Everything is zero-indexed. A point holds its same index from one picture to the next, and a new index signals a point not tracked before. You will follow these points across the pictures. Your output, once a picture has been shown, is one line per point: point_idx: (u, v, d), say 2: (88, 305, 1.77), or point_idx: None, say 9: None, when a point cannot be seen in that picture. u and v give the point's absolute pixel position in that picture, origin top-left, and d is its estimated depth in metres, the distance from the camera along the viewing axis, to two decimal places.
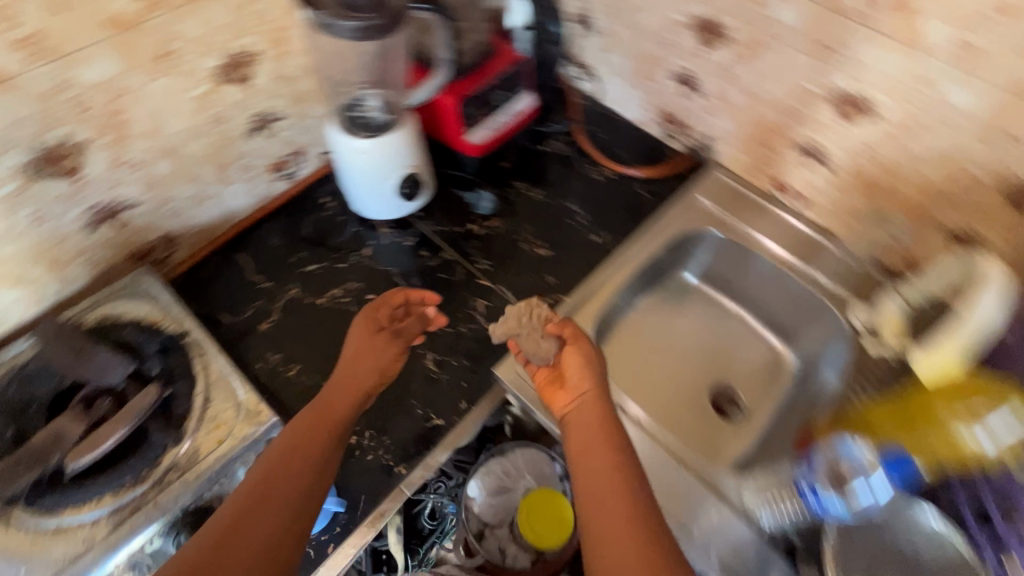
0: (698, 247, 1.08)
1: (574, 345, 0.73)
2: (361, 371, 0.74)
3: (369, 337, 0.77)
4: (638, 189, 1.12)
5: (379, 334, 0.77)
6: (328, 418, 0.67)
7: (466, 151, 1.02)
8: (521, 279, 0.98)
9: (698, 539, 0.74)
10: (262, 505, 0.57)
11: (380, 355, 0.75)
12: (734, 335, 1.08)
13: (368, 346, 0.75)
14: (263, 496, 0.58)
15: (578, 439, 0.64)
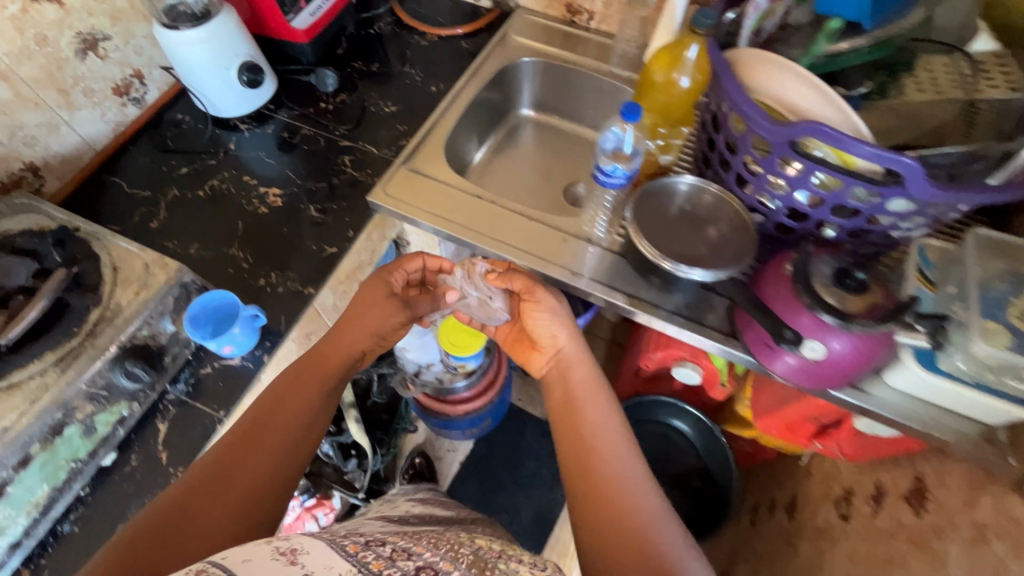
0: (521, 78, 1.27)
1: (531, 298, 0.86)
2: (346, 324, 0.84)
3: (367, 299, 0.86)
4: (462, 46, 1.27)
5: (379, 298, 0.87)
6: (310, 380, 0.78)
7: (297, 38, 1.13)
8: (378, 133, 1.13)
9: (565, 261, 0.94)
10: (266, 447, 0.70)
11: (376, 315, 0.85)
12: (572, 146, 1.30)
13: (363, 303, 0.85)
14: (261, 436, 0.70)
15: (557, 391, 0.80)
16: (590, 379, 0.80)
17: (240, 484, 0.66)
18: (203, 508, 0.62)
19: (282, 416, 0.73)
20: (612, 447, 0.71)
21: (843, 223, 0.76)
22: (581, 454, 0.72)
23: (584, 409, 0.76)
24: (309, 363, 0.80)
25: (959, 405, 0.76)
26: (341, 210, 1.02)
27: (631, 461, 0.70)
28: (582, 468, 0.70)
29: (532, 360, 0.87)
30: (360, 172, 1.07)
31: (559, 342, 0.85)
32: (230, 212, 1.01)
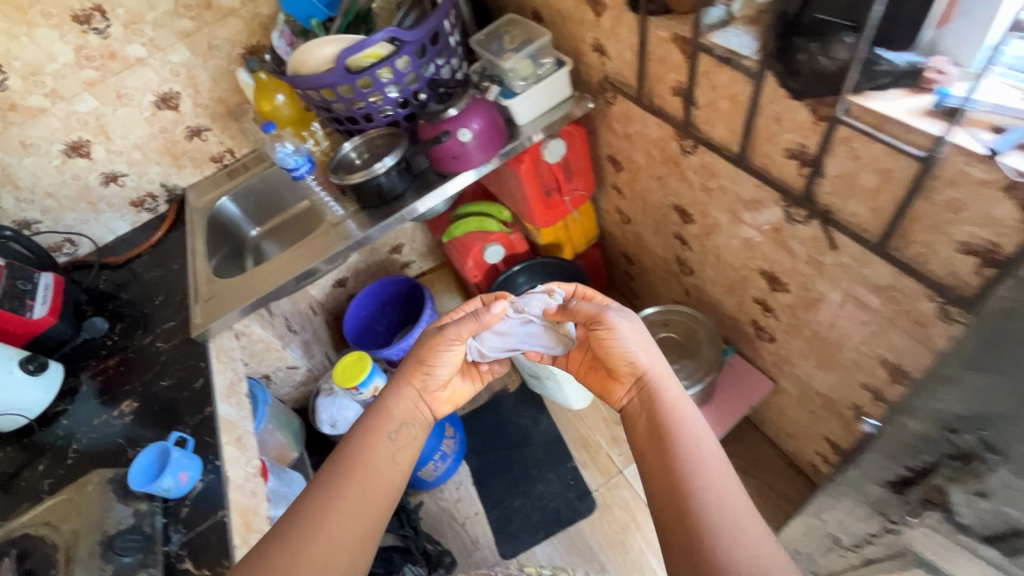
0: (229, 215, 1.61)
1: (603, 331, 0.88)
2: (413, 377, 0.93)
3: (425, 356, 0.92)
4: (171, 236, 1.57)
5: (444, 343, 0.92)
6: (380, 434, 0.87)
7: (47, 325, 1.26)
8: (164, 315, 1.35)
9: (339, 240, 1.28)
10: (352, 486, 0.80)
11: (427, 355, 0.92)
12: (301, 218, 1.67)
13: (428, 354, 0.92)
14: (343, 478, 0.81)
15: (643, 422, 0.83)
16: (670, 397, 0.83)
17: (330, 511, 0.77)
18: (303, 537, 0.74)
19: (362, 462, 0.83)
20: (711, 471, 0.73)
21: (420, 84, 1.24)
22: (672, 470, 0.75)
23: (688, 436, 0.78)
24: (387, 413, 0.90)
25: (548, 100, 1.29)
26: (185, 363, 1.20)
27: (724, 477, 0.73)
28: (677, 489, 0.73)
29: (613, 390, 0.91)
30: (175, 338, 1.27)
31: (639, 373, 0.86)
32: (105, 444, 1.12)
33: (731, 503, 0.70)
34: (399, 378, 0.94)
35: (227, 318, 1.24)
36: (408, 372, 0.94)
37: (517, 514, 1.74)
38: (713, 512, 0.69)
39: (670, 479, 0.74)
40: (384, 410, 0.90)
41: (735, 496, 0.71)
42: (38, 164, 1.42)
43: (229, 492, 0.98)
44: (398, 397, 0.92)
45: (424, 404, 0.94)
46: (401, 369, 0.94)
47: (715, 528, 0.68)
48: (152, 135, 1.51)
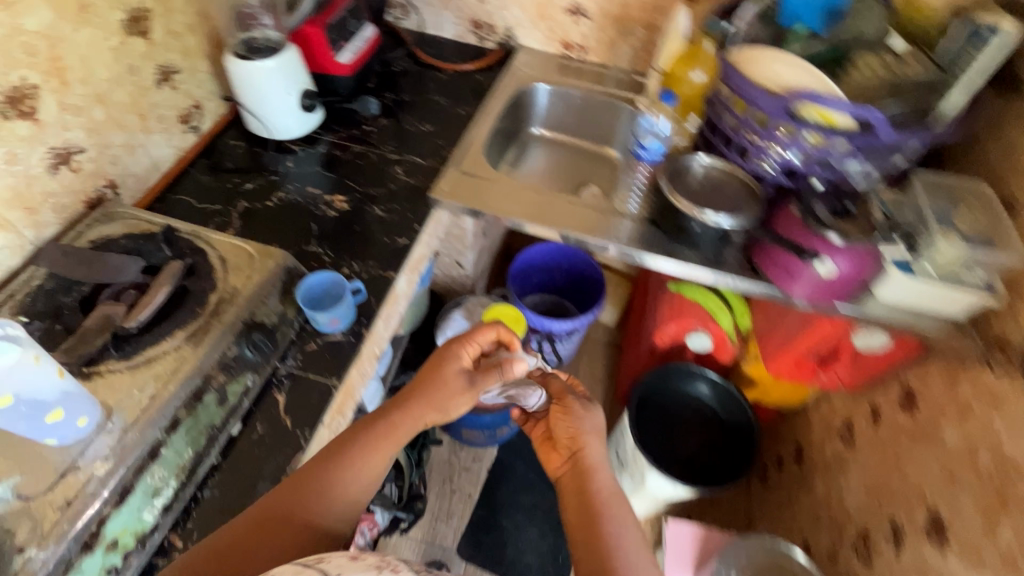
0: (532, 102, 1.48)
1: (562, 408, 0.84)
2: (412, 416, 0.77)
3: (447, 377, 0.79)
4: (477, 78, 1.48)
5: (457, 378, 0.79)
6: (379, 449, 0.75)
7: (337, 74, 1.28)
8: (420, 146, 1.28)
9: (610, 232, 1.13)
10: (338, 490, 0.71)
11: (442, 401, 0.78)
12: (576, 156, 1.52)
13: (447, 389, 0.78)
14: (327, 482, 0.71)
15: (575, 504, 0.76)
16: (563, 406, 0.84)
17: (297, 516, 0.69)
18: (270, 531, 0.67)
19: (345, 466, 0.73)
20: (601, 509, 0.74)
21: (825, 173, 1.00)
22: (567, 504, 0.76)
23: (575, 456, 0.80)
24: (393, 429, 0.76)
25: (927, 301, 0.97)
26: (403, 208, 1.15)
27: (591, 496, 0.75)
28: (582, 526, 0.73)
29: (551, 460, 0.84)
30: (417, 176, 1.21)
31: (578, 442, 0.81)
32: (300, 218, 1.11)
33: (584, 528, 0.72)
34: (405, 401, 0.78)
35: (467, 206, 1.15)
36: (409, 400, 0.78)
37: (497, 532, 1.67)
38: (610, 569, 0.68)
39: (579, 520, 0.74)
40: (387, 427, 0.76)
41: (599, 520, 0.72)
42: None
43: (352, 365, 0.91)
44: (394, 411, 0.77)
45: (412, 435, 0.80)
46: (415, 395, 0.78)
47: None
48: None
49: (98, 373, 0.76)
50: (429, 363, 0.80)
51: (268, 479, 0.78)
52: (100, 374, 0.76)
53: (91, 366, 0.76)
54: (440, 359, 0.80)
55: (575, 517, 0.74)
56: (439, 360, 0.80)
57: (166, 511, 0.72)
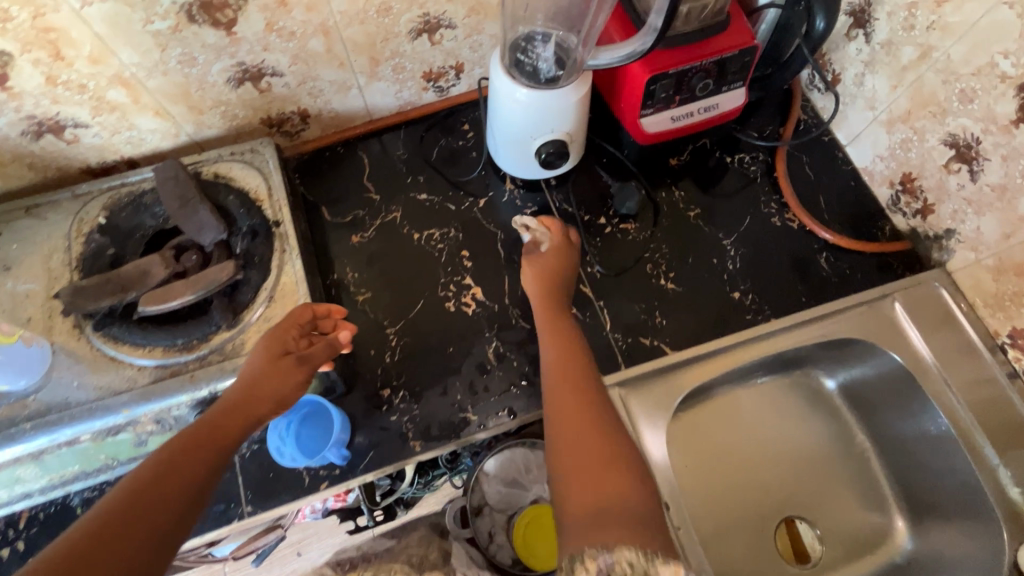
0: (859, 359, 0.84)
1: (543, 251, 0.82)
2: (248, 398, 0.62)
3: (268, 357, 0.65)
4: (819, 261, 0.88)
5: (282, 358, 0.65)
6: (220, 434, 0.59)
7: (634, 136, 0.86)
8: (631, 302, 0.84)
9: None
10: (200, 455, 0.56)
11: (277, 382, 0.63)
12: (843, 475, 0.87)
13: (265, 369, 0.64)
14: (172, 472, 0.53)
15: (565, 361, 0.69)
16: (547, 278, 0.79)
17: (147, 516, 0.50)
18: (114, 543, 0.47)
19: (190, 451, 0.56)
20: (592, 433, 0.62)
21: None
22: (565, 436, 0.62)
23: (570, 413, 0.64)
24: (231, 409, 0.61)
25: None
26: (517, 373, 0.79)
27: (593, 428, 0.62)
28: (581, 459, 0.60)
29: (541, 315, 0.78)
30: (580, 345, 0.81)
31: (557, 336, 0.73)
32: (420, 281, 0.85)
33: (590, 474, 0.58)
34: (243, 377, 0.64)
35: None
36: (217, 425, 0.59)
37: None
38: (634, 485, 0.57)
39: (575, 459, 0.60)
40: (232, 403, 0.61)
41: (611, 468, 0.58)
42: (989, 28, 0.67)
43: (276, 510, 0.73)
44: (230, 391, 0.62)
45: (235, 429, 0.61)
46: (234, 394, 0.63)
47: (634, 513, 0.54)
48: None
49: (80, 330, 0.69)
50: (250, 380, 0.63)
51: None
52: (81, 332, 0.69)
53: (81, 319, 0.70)
54: (267, 345, 0.66)
55: (575, 459, 0.60)
56: (264, 351, 0.65)
57: (22, 498, 0.68)
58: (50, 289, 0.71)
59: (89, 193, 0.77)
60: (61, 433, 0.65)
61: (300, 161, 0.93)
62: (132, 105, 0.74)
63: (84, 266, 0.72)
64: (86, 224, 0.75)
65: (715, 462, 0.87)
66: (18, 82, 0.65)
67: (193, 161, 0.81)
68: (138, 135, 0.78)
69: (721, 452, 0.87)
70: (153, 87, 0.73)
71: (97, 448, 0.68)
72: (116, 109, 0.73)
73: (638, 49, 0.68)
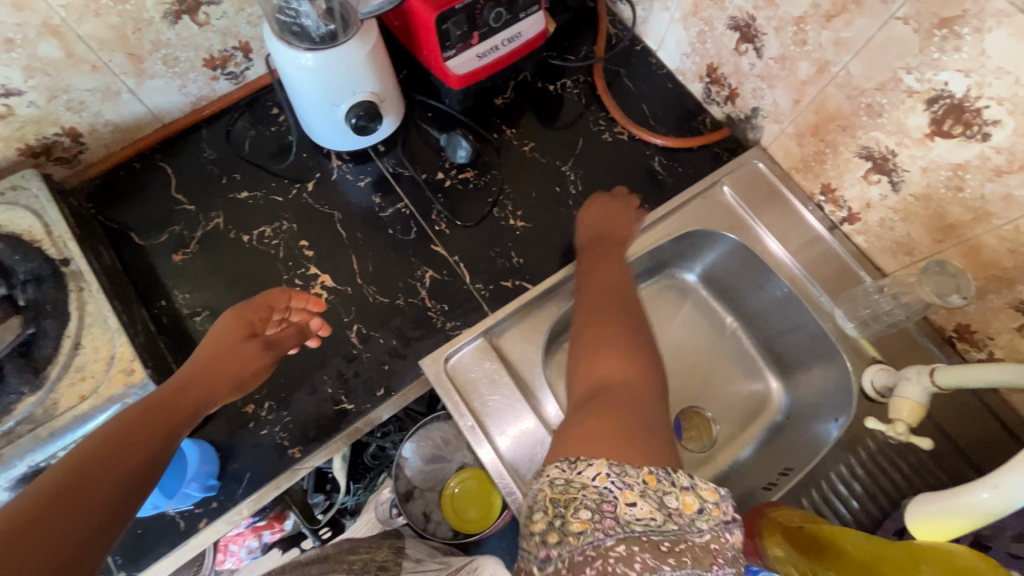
0: (708, 248, 0.89)
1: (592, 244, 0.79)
2: (211, 373, 0.62)
3: (240, 340, 0.66)
4: (653, 166, 0.91)
5: (247, 340, 0.66)
6: (178, 410, 0.57)
7: (445, 83, 0.83)
8: (485, 250, 0.83)
9: None
10: (157, 424, 0.55)
11: (240, 363, 0.64)
12: (720, 357, 0.93)
13: (227, 351, 0.64)
14: (122, 449, 0.51)
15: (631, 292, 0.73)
16: (613, 219, 0.81)
17: (101, 481, 0.48)
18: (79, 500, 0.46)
19: (140, 427, 0.53)
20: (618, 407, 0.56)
21: None
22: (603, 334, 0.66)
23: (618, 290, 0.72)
24: (184, 386, 0.60)
25: None
26: (385, 350, 0.76)
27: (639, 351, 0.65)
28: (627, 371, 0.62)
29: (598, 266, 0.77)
30: (444, 305, 0.79)
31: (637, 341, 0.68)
32: (261, 284, 0.79)
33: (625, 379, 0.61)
34: (204, 354, 0.64)
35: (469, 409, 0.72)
36: (185, 387, 0.60)
37: None
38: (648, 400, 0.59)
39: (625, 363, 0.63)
40: (191, 379, 0.61)
41: (623, 414, 0.56)
42: None
43: (155, 565, 0.67)
44: (188, 368, 0.62)
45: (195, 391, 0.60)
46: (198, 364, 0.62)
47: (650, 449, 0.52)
48: (853, 87, 0.70)
49: None
50: (218, 349, 0.64)
51: None
52: None
53: None
54: (231, 332, 0.66)
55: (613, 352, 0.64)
56: (227, 335, 0.66)
57: None
58: None
59: None
60: None
61: (91, 188, 0.82)
62: None
63: None
64: None
65: None
66: None
67: None
68: None
69: None
70: None
71: None
72: None
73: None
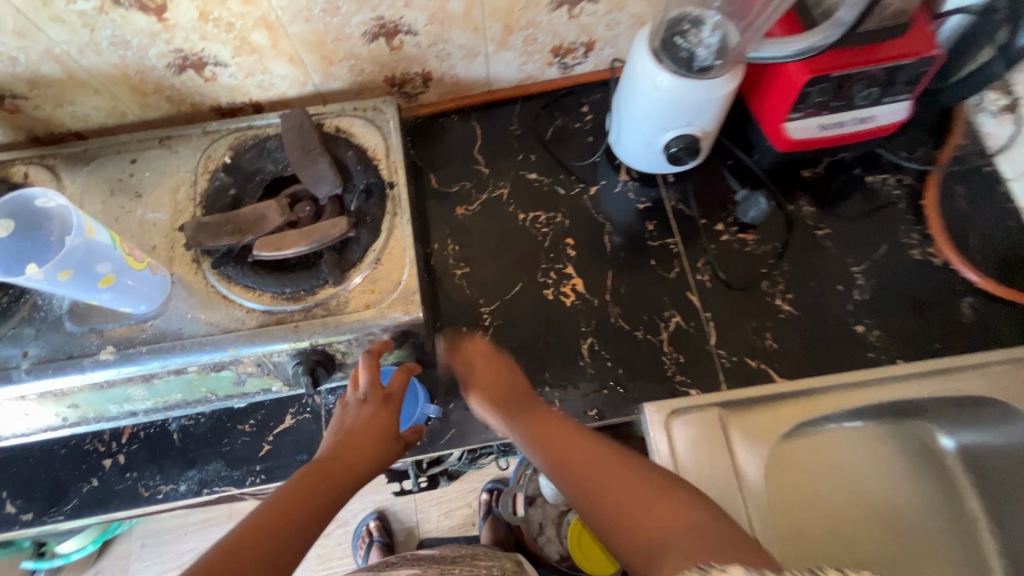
0: (992, 422, 0.75)
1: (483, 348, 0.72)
2: (341, 459, 0.58)
3: (386, 441, 0.62)
4: (959, 304, 0.78)
5: (379, 407, 0.63)
6: (317, 498, 0.53)
7: (770, 141, 0.79)
8: (740, 319, 0.78)
9: None
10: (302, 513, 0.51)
11: (375, 444, 0.61)
12: (946, 545, 0.78)
13: (377, 442, 0.60)
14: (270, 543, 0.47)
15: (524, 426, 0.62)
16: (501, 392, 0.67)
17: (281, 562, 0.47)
18: None
19: (304, 505, 0.52)
20: (628, 469, 0.53)
21: None
22: (598, 495, 0.52)
23: (550, 432, 0.60)
24: (323, 467, 0.57)
25: None
26: (610, 374, 0.75)
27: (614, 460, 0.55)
28: (588, 462, 0.56)
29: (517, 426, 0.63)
30: (681, 357, 0.76)
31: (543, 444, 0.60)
32: (519, 264, 0.82)
33: (599, 482, 0.53)
34: (336, 438, 0.60)
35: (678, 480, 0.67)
36: (314, 474, 0.55)
37: None
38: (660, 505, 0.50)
39: (594, 490, 0.53)
40: (323, 463, 0.57)
41: (662, 501, 0.50)
42: None
43: None
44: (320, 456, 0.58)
45: (329, 479, 0.56)
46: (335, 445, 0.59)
47: (705, 537, 0.46)
48: None
49: (199, 264, 0.71)
50: (353, 431, 0.60)
51: (199, 477, 0.72)
52: (200, 268, 0.71)
53: (201, 253, 0.72)
54: (380, 420, 0.62)
55: (597, 485, 0.53)
56: (372, 421, 0.62)
57: (128, 415, 0.72)
58: (182, 218, 0.73)
59: (218, 131, 0.79)
60: (172, 360, 0.67)
61: (414, 124, 0.91)
62: (269, 48, 0.74)
63: (213, 198, 0.74)
64: (213, 162, 0.76)
65: (807, 507, 0.78)
66: (172, 15, 0.66)
67: (317, 112, 0.81)
68: (270, 79, 0.79)
69: (809, 494, 0.78)
70: (293, 32, 0.72)
71: (197, 379, 0.70)
72: (255, 51, 0.73)
73: (818, 44, 0.63)
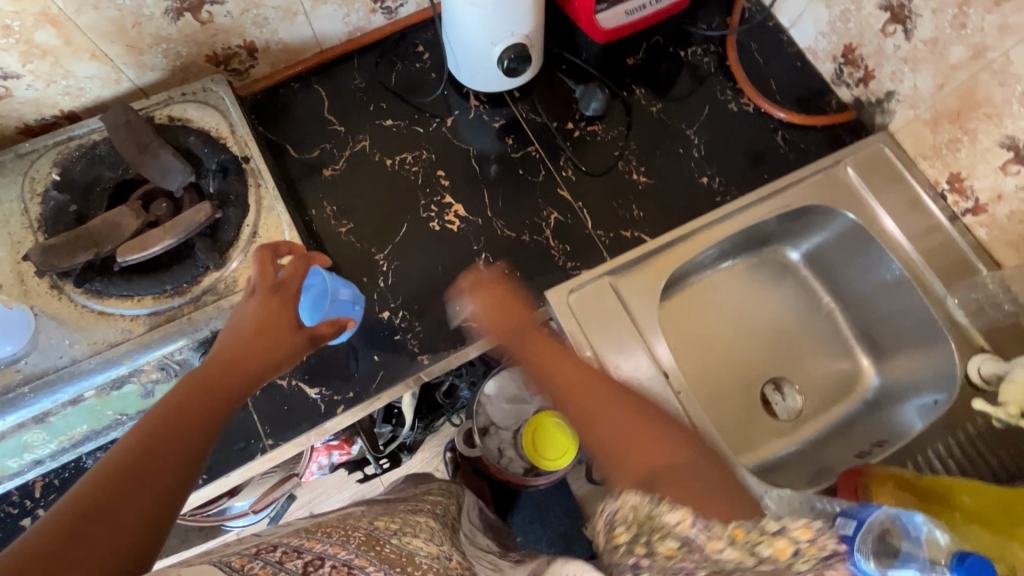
0: (821, 227, 0.91)
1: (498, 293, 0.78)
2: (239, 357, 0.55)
3: (285, 328, 0.58)
4: (775, 139, 0.93)
5: (273, 297, 0.60)
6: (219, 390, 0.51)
7: (590, 36, 0.87)
8: (607, 199, 0.87)
9: None
10: (203, 405, 0.49)
11: (276, 334, 0.58)
12: (813, 337, 0.94)
13: (274, 329, 0.58)
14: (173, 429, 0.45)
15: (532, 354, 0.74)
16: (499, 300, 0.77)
17: (182, 436, 0.45)
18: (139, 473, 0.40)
19: (205, 393, 0.50)
20: (643, 422, 0.65)
21: None
22: (600, 438, 0.65)
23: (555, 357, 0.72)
24: (224, 366, 0.53)
25: None
26: (510, 279, 0.82)
27: (615, 402, 0.67)
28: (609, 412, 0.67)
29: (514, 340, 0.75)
30: (567, 246, 0.84)
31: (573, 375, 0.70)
32: (400, 205, 0.85)
33: (635, 444, 0.63)
34: (236, 334, 0.57)
35: (591, 349, 0.75)
36: (214, 372, 0.52)
37: None
38: (669, 453, 0.62)
39: (609, 435, 0.65)
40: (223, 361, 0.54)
41: (660, 443, 0.63)
42: None
43: (296, 439, 0.74)
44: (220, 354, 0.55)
45: (229, 374, 0.53)
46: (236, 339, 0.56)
47: (690, 472, 0.59)
48: (1009, 74, 0.71)
49: (59, 288, 0.67)
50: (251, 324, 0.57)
51: None
52: (63, 292, 0.67)
53: (58, 277, 0.67)
54: (274, 308, 0.59)
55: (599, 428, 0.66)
56: (265, 309, 0.59)
57: (33, 465, 0.66)
58: (22, 248, 0.68)
59: (34, 150, 0.72)
60: (64, 390, 0.64)
61: (253, 100, 0.89)
62: (62, 47, 0.68)
63: (52, 219, 0.69)
64: (40, 182, 0.71)
65: (700, 342, 0.92)
66: None
67: (142, 106, 0.77)
68: (76, 83, 0.73)
69: (700, 331, 0.92)
70: (84, 23, 0.67)
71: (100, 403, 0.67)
72: (47, 52, 0.68)
73: None
